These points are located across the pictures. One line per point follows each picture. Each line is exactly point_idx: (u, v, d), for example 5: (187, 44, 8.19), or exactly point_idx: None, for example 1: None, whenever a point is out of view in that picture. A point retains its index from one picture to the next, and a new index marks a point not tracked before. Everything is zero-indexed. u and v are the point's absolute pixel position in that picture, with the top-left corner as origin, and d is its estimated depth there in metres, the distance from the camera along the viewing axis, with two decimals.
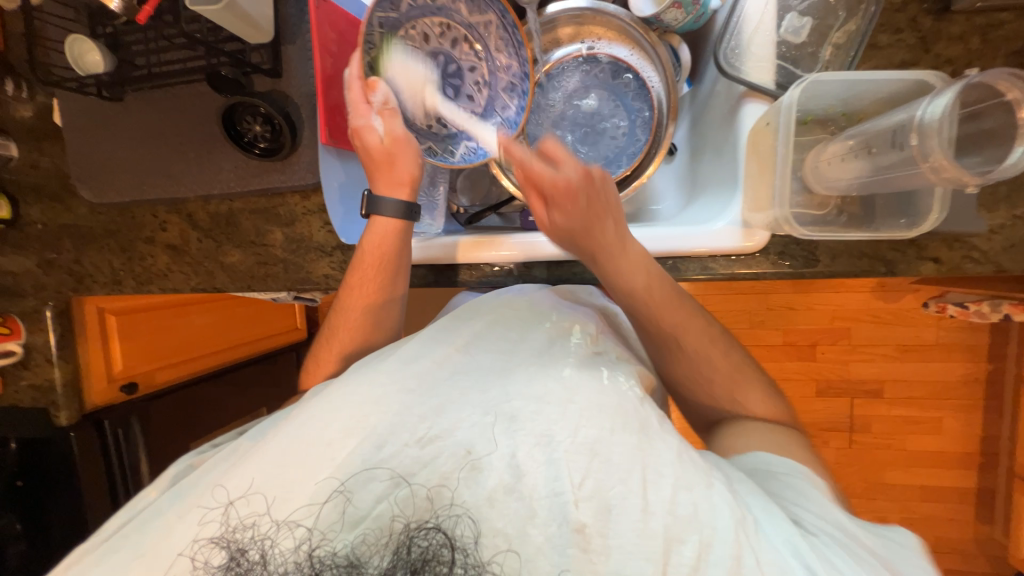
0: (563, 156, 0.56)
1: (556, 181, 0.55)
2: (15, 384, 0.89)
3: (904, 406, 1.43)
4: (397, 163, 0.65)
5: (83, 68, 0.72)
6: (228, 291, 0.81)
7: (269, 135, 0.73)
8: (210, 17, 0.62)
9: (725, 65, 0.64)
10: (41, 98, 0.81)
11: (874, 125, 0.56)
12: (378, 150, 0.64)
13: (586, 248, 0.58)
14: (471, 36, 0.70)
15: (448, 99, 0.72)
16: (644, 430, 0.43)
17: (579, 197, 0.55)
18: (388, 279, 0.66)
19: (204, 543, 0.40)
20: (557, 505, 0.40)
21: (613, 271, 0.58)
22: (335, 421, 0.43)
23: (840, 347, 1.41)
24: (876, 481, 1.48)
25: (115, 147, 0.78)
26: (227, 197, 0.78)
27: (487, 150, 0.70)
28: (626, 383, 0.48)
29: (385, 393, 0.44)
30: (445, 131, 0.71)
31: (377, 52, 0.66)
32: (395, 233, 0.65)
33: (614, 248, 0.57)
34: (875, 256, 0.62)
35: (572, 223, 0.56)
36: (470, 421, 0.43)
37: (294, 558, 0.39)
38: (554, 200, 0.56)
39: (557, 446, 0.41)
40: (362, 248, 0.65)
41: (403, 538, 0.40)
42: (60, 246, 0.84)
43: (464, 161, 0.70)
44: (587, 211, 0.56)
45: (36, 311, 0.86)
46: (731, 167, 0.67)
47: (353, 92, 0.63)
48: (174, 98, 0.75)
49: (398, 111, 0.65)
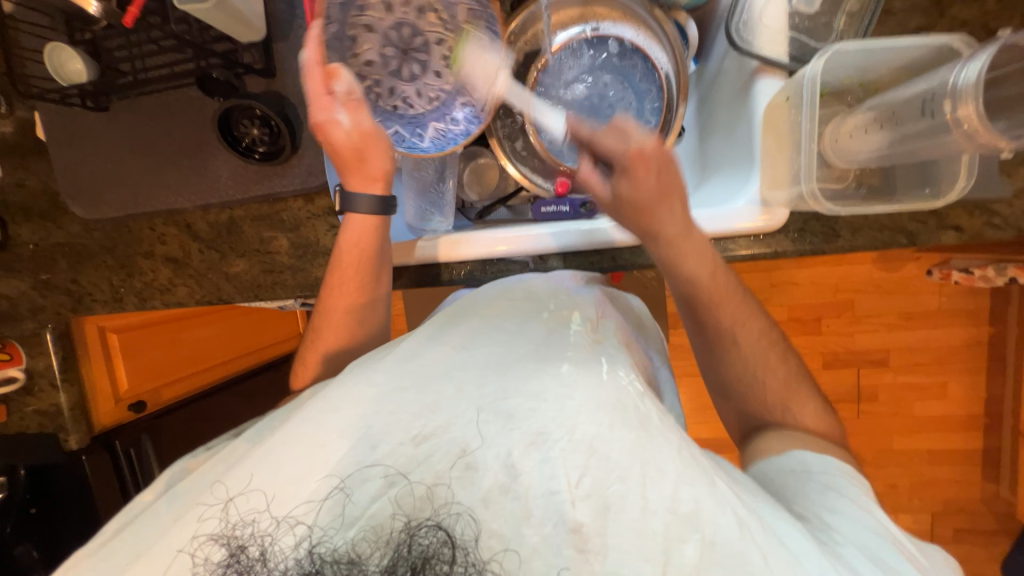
0: (633, 128, 0.52)
1: (628, 152, 0.51)
2: (20, 411, 0.85)
3: (909, 373, 1.45)
4: (367, 158, 0.60)
5: (65, 77, 0.68)
6: (234, 302, 0.78)
7: (267, 139, 0.70)
8: (200, 16, 0.59)
9: (738, 41, 0.62)
10: (21, 112, 0.77)
11: (894, 96, 0.55)
12: (345, 145, 0.59)
13: (644, 226, 0.54)
14: (440, 8, 0.67)
15: (415, 77, 0.69)
16: (644, 425, 0.42)
17: (650, 166, 0.51)
18: (369, 277, 0.64)
19: (205, 540, 0.39)
20: (552, 505, 0.38)
21: (674, 255, 0.55)
22: (336, 417, 0.42)
23: (845, 319, 1.42)
24: (886, 448, 1.49)
25: (105, 160, 0.75)
26: (226, 205, 0.75)
27: (456, 135, 0.68)
28: (626, 377, 0.45)
29: (379, 394, 0.43)
30: (411, 113, 0.69)
31: (335, 27, 0.64)
32: (371, 231, 0.63)
33: (678, 232, 0.54)
34: (896, 228, 0.61)
35: (638, 196, 0.52)
36: (464, 417, 0.42)
37: (294, 556, 0.38)
38: (623, 169, 0.52)
39: (552, 445, 0.40)
40: (338, 248, 0.63)
41: (404, 536, 0.38)
42: (54, 266, 0.81)
43: (433, 147, 0.68)
44: (655, 190, 0.52)
45: (35, 334, 0.83)
46: (746, 145, 0.65)
47: (311, 78, 0.57)
48: (163, 105, 0.72)
49: (362, 102, 0.60)
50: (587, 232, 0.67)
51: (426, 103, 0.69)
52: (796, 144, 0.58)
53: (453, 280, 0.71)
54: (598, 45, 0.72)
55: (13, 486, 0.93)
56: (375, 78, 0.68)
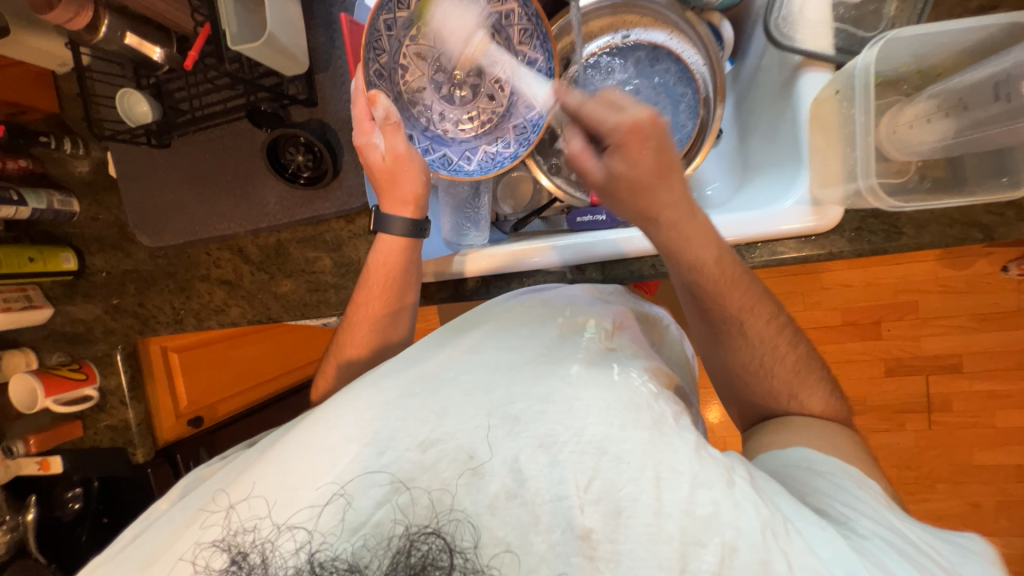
0: (625, 100, 0.50)
1: (622, 125, 0.49)
2: (95, 426, 0.94)
3: (986, 380, 1.31)
4: (400, 180, 0.64)
5: (134, 119, 0.74)
6: (283, 320, 0.82)
7: (311, 164, 0.74)
8: (251, 55, 0.63)
9: (777, 36, 0.60)
10: (96, 153, 0.85)
11: (959, 81, 0.52)
12: (381, 167, 0.63)
13: (644, 207, 0.52)
14: (493, 27, 0.66)
15: (467, 101, 0.71)
16: (657, 424, 0.41)
17: (648, 141, 0.49)
18: (395, 297, 0.65)
19: (206, 546, 0.40)
20: (560, 510, 0.38)
21: (677, 241, 0.53)
22: (341, 427, 0.41)
23: (908, 322, 1.31)
24: (965, 463, 1.35)
25: (166, 192, 0.81)
26: (275, 228, 0.79)
27: (504, 157, 0.68)
28: (638, 378, 0.45)
29: (386, 401, 0.42)
30: (462, 136, 0.71)
31: (388, 57, 0.65)
32: (400, 250, 0.65)
33: (680, 212, 0.52)
34: (969, 222, 0.56)
35: (636, 175, 0.50)
36: (471, 426, 0.40)
37: (293, 562, 0.37)
38: (619, 146, 0.49)
39: (560, 448, 0.39)
40: (368, 269, 0.65)
41: (404, 542, 0.38)
42: (123, 291, 0.88)
43: (480, 170, 0.68)
44: (652, 165, 0.50)
45: (107, 355, 0.90)
46: (793, 144, 0.62)
47: (358, 105, 0.61)
48: (217, 139, 0.77)
49: (399, 126, 0.61)
50: (624, 241, 0.66)
51: (477, 124, 0.71)
52: (849, 140, 0.54)
53: (483, 291, 0.71)
54: (628, 52, 0.72)
55: (88, 494, 1.00)
56: (427, 104, 0.70)
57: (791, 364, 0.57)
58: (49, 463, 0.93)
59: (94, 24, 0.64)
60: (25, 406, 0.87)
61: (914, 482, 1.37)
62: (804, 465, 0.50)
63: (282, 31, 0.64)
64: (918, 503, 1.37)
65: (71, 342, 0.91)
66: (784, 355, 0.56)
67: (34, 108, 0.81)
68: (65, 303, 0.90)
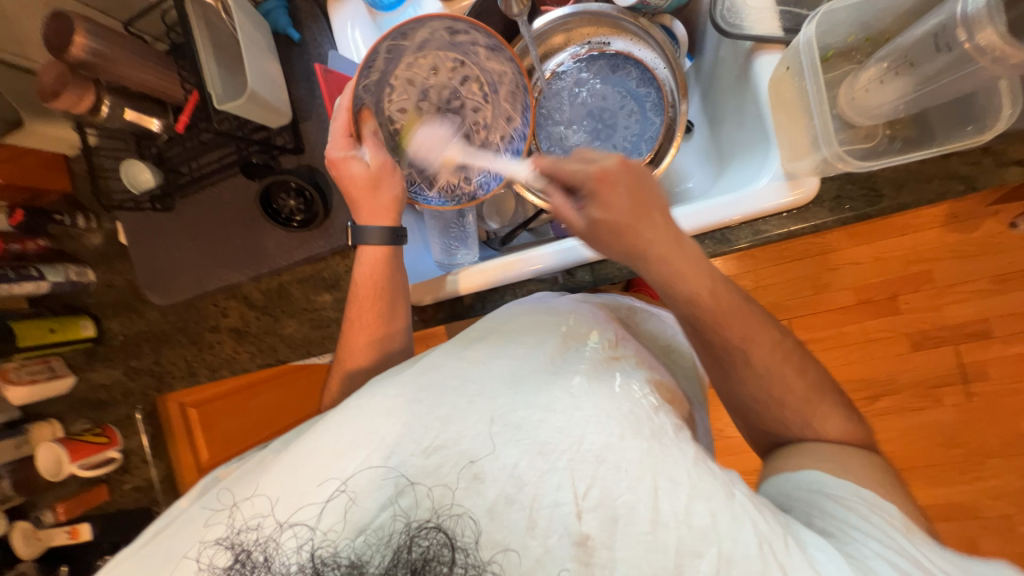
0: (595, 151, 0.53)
1: (591, 174, 0.51)
2: (120, 488, 0.98)
3: (1020, 342, 1.26)
4: (380, 189, 0.66)
5: (136, 187, 0.78)
6: (290, 361, 0.84)
7: (303, 207, 0.78)
8: (237, 111, 0.67)
9: (726, 27, 0.63)
10: (108, 224, 0.91)
11: (902, 40, 0.53)
12: (362, 176, 0.65)
13: (631, 246, 0.52)
14: (484, 80, 0.70)
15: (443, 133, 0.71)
16: (656, 435, 0.40)
17: (618, 184, 0.51)
18: (385, 310, 0.66)
19: (211, 545, 0.40)
20: (558, 516, 0.38)
21: (668, 274, 0.53)
22: (349, 430, 0.41)
23: (924, 293, 1.28)
24: (1015, 433, 1.27)
25: (172, 251, 0.84)
26: (275, 272, 0.82)
27: (463, 193, 0.70)
28: (638, 390, 0.44)
29: (395, 408, 0.42)
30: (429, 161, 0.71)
31: (378, 75, 0.66)
32: (384, 259, 0.67)
33: (665, 244, 0.52)
34: (947, 175, 0.57)
35: (615, 216, 0.51)
36: (473, 430, 0.40)
37: (296, 559, 0.38)
38: (593, 195, 0.51)
39: (558, 455, 0.39)
40: (355, 283, 0.67)
41: (404, 538, 0.38)
42: (140, 352, 0.91)
43: (439, 198, 0.70)
44: (629, 205, 0.51)
45: (128, 416, 0.94)
46: (760, 123, 0.65)
47: (338, 121, 0.65)
48: (216, 196, 0.82)
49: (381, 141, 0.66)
50: None
51: None
52: (808, 111, 0.55)
53: (479, 306, 0.73)
54: (590, 61, 0.76)
55: None
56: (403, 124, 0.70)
57: (786, 356, 0.54)
58: (77, 531, 0.93)
59: (96, 105, 0.69)
60: (52, 474, 0.90)
61: (962, 460, 1.29)
62: (816, 489, 0.46)
63: (262, 86, 0.69)
64: (971, 482, 1.29)
65: (92, 406, 0.94)
66: (778, 354, 0.54)
67: (48, 190, 0.87)
68: (88, 370, 0.93)
